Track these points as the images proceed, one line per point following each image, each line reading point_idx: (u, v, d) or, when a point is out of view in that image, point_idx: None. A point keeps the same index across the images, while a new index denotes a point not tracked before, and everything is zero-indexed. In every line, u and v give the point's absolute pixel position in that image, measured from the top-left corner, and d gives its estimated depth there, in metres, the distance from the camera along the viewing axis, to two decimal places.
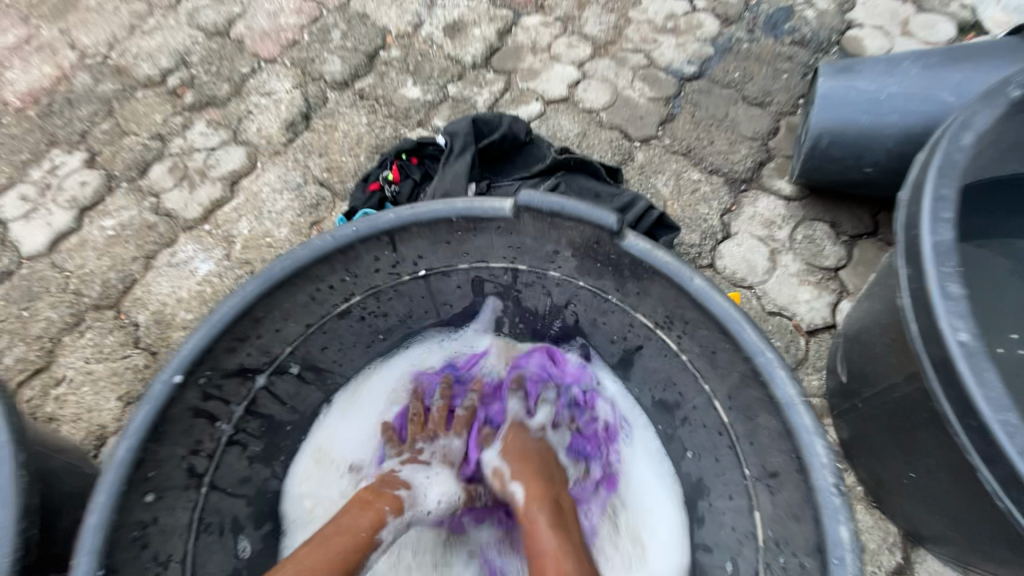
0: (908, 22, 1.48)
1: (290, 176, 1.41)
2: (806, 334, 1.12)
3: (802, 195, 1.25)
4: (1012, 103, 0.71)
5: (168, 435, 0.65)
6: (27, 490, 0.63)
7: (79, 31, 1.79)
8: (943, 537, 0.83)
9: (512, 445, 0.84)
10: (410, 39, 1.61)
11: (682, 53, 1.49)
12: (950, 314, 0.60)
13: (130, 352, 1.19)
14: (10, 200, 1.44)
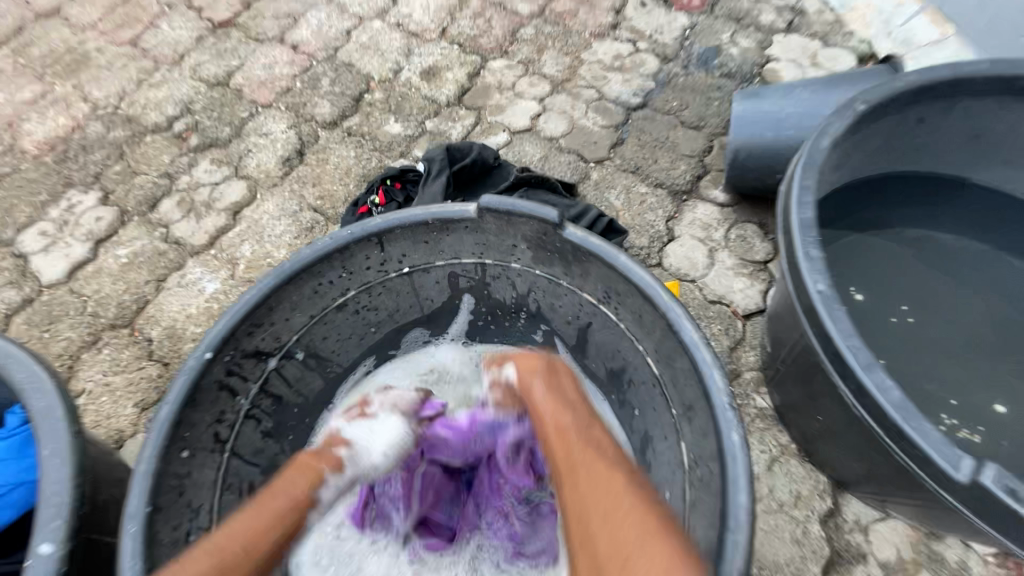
0: (816, 55, 1.73)
1: (287, 204, 1.58)
2: (742, 318, 1.29)
3: (734, 201, 1.45)
4: (857, 115, 0.92)
5: (199, 401, 0.79)
6: (83, 453, 0.74)
7: (91, 86, 1.99)
8: (857, 473, 0.99)
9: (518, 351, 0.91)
10: (391, 83, 1.83)
11: (628, 87, 1.72)
12: (811, 269, 0.78)
13: (145, 364, 1.32)
14: (31, 236, 1.58)
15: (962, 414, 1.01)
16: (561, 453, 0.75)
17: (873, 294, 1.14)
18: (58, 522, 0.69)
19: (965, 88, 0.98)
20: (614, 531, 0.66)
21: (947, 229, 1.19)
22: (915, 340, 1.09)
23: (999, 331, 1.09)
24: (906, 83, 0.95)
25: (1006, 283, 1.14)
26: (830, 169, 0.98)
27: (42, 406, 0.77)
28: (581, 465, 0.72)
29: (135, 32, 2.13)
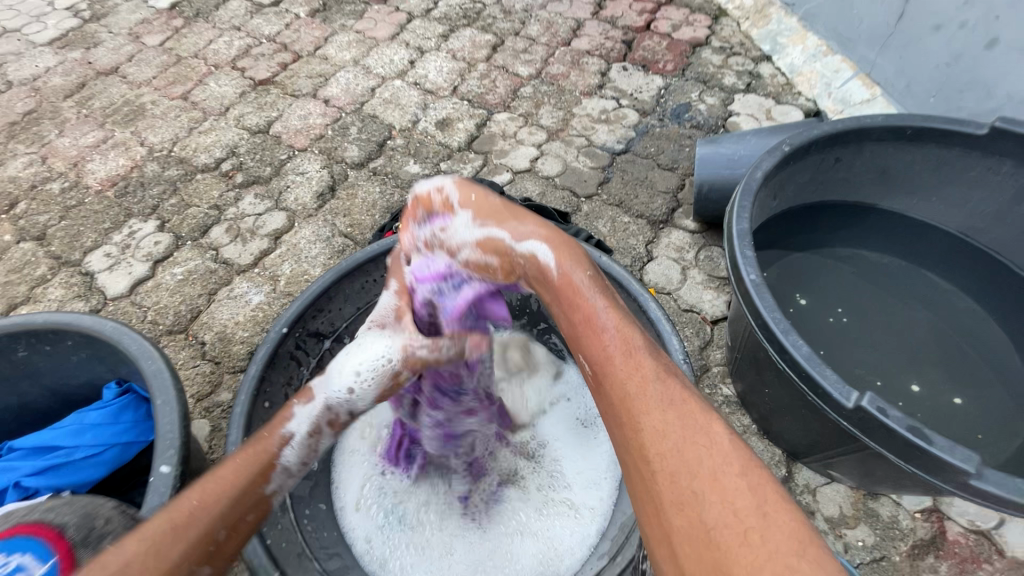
0: (770, 111, 2.07)
1: (321, 231, 1.84)
2: (711, 323, 1.53)
3: (702, 228, 1.73)
4: (784, 154, 1.20)
5: (276, 364, 1.01)
6: (186, 403, 0.96)
7: (147, 132, 2.28)
8: (803, 442, 1.20)
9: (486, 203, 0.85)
10: (410, 131, 2.13)
11: (612, 136, 2.03)
12: (746, 264, 1.04)
13: (199, 362, 1.53)
14: (97, 257, 1.82)
15: (885, 392, 1.24)
16: (626, 388, 0.68)
17: (814, 298, 1.40)
18: (172, 451, 0.90)
19: (870, 136, 1.27)
20: (726, 494, 0.58)
21: (874, 248, 1.45)
22: (848, 335, 1.33)
23: (916, 328, 1.35)
24: (823, 131, 1.23)
25: (922, 292, 1.41)
26: (765, 197, 1.26)
27: (153, 369, 1.00)
28: (656, 404, 0.66)
29: (186, 87, 2.45)
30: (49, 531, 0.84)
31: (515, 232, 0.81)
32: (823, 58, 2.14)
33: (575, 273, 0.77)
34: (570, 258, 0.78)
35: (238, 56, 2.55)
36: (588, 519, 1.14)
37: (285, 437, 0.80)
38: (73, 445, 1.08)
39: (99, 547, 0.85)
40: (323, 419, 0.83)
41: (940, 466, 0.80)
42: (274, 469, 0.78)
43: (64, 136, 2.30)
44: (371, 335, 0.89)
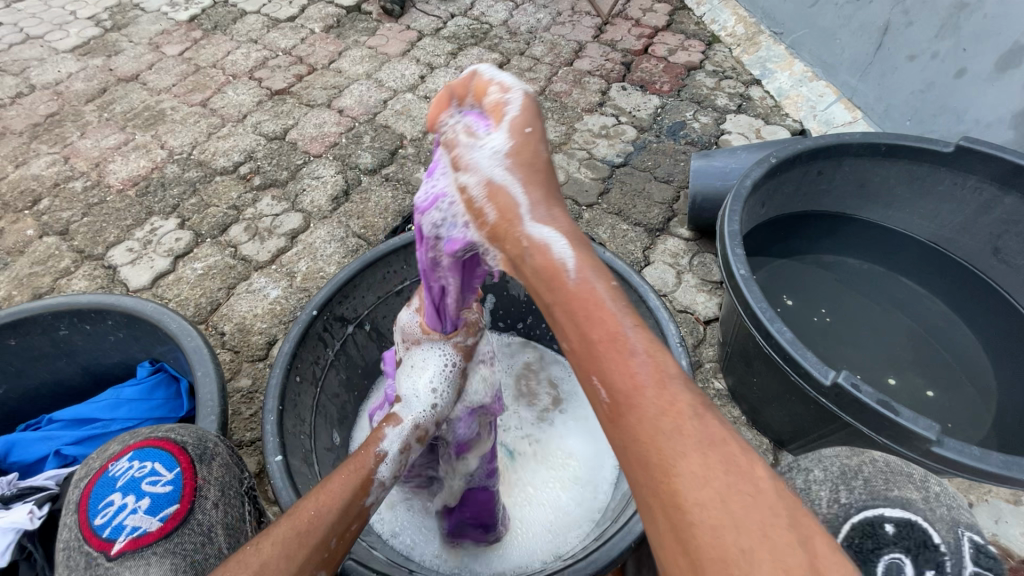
0: (760, 130, 2.21)
1: (336, 232, 1.94)
2: (704, 323, 1.64)
3: (696, 237, 1.85)
4: (771, 165, 1.32)
5: (306, 343, 1.10)
6: (224, 376, 1.05)
7: (168, 136, 2.38)
8: (789, 429, 1.30)
9: (529, 152, 0.66)
10: (421, 141, 2.25)
11: (612, 150, 2.16)
12: (737, 262, 1.14)
13: (219, 351, 1.61)
14: (119, 252, 1.90)
15: None
16: (658, 424, 0.51)
17: (799, 300, 1.51)
18: (213, 417, 0.98)
19: (848, 151, 1.40)
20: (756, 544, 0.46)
21: (855, 256, 1.57)
22: (830, 334, 1.44)
23: (893, 329, 1.46)
24: (805, 146, 1.36)
25: (898, 296, 1.53)
26: (754, 204, 1.38)
27: (192, 345, 1.08)
28: (694, 447, 0.50)
29: (205, 95, 2.56)
30: (174, 445, 0.88)
31: (538, 206, 0.64)
32: (809, 83, 2.29)
33: (599, 279, 0.59)
34: (595, 263, 0.60)
35: (255, 67, 2.67)
36: (590, 492, 1.26)
37: (379, 455, 0.78)
38: (110, 418, 1.16)
39: (212, 467, 0.89)
40: (414, 436, 0.85)
41: (906, 436, 0.90)
42: (373, 484, 0.76)
43: (87, 138, 2.39)
44: (417, 356, 0.94)
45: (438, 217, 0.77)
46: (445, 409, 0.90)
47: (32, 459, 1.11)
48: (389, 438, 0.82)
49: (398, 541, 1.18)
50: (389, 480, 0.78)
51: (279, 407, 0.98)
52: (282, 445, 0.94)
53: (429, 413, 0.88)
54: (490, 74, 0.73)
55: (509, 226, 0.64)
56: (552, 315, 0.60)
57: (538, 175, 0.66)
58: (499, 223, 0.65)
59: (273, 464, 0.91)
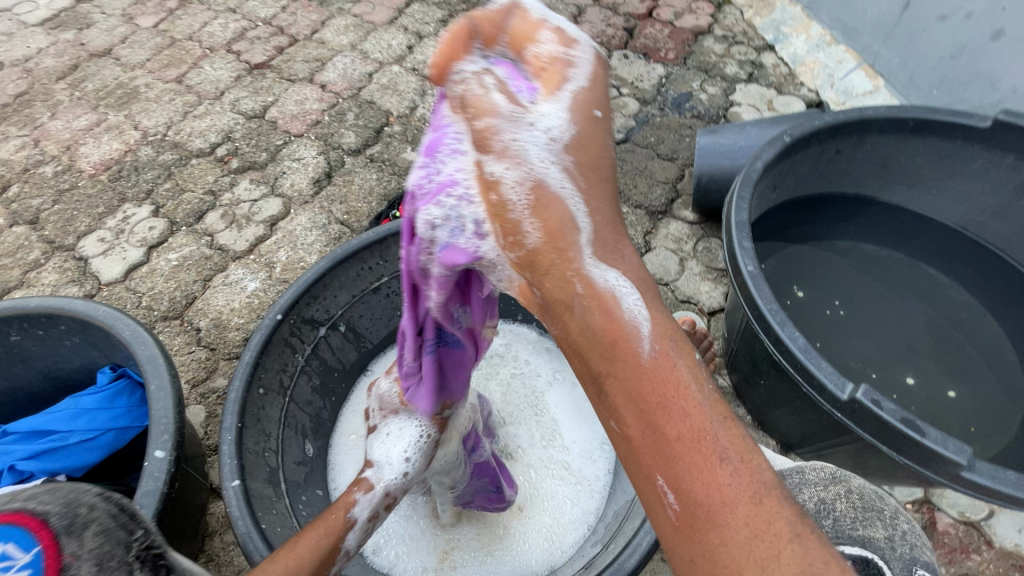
0: (772, 101, 2.05)
1: (318, 218, 1.83)
2: (707, 314, 1.55)
3: (701, 220, 1.73)
4: (785, 144, 1.19)
5: (271, 350, 1.01)
6: (180, 388, 0.96)
7: (142, 116, 2.23)
8: (798, 434, 1.20)
9: (597, 157, 0.59)
10: (408, 118, 2.11)
11: (612, 125, 2.01)
12: (744, 256, 1.03)
13: (194, 349, 1.53)
14: (90, 242, 1.81)
15: (880, 384, 1.24)
16: (753, 545, 0.48)
17: (812, 291, 1.39)
18: (166, 436, 0.90)
19: (871, 127, 1.26)
20: None
21: (875, 241, 1.45)
22: (845, 328, 1.33)
23: (914, 323, 1.35)
24: (823, 122, 1.22)
25: (919, 285, 1.41)
26: (765, 188, 1.25)
27: (146, 354, 0.99)
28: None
29: (180, 71, 2.39)
30: (29, 519, 0.42)
31: (606, 249, 0.55)
32: (827, 48, 2.12)
33: (674, 352, 0.53)
34: (668, 329, 0.53)
35: (233, 39, 2.50)
36: (586, 491, 1.17)
37: (349, 521, 0.81)
38: (67, 430, 1.08)
39: (90, 535, 0.43)
40: (382, 504, 0.87)
41: (933, 456, 0.81)
42: (339, 552, 0.79)
43: (57, 119, 2.25)
44: (395, 425, 0.92)
45: (439, 214, 0.67)
46: (416, 476, 0.92)
47: None
48: (361, 507, 0.84)
49: (380, 558, 1.09)
50: (353, 548, 0.82)
51: (238, 425, 0.90)
52: (240, 467, 0.86)
53: (400, 480, 0.90)
54: (538, 14, 0.63)
55: (561, 258, 0.54)
56: (617, 386, 0.52)
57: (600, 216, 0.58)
58: (547, 250, 0.55)
59: (229, 490, 0.84)
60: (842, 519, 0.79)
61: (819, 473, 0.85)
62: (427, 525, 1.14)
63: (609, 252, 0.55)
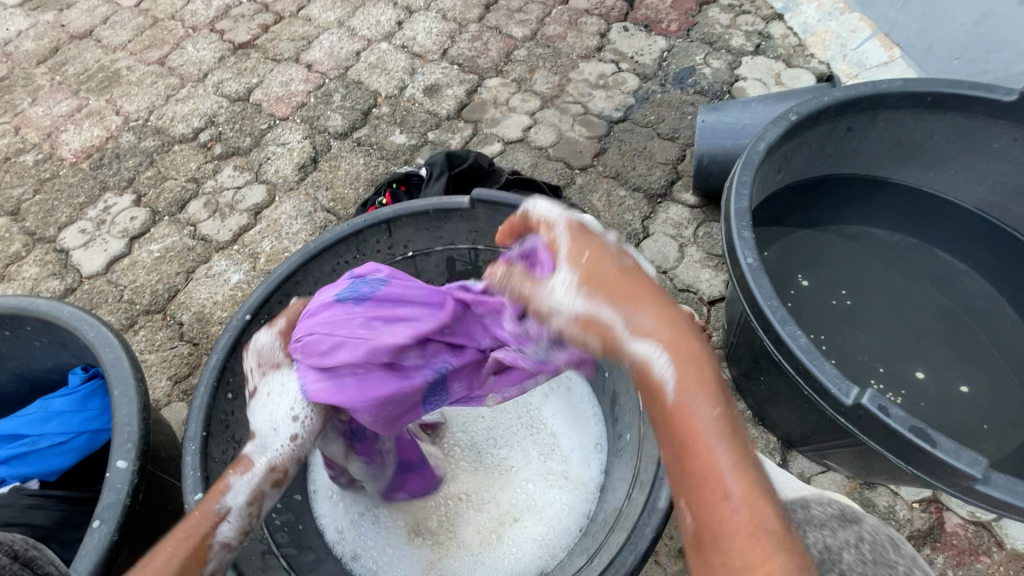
0: (780, 75, 1.93)
1: (303, 206, 1.76)
2: (707, 304, 1.49)
3: (703, 203, 1.64)
4: (790, 124, 1.10)
5: (241, 353, 0.96)
6: (145, 393, 0.92)
7: (122, 100, 2.13)
8: (799, 432, 1.14)
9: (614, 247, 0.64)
10: (397, 98, 2.02)
11: (611, 103, 1.91)
12: (743, 248, 0.96)
13: (177, 343, 1.51)
14: (72, 233, 1.77)
15: (888, 379, 1.18)
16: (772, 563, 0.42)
17: (817, 279, 1.32)
18: (129, 445, 0.86)
19: (885, 103, 1.16)
20: None
21: (886, 225, 1.36)
22: (852, 319, 1.26)
23: (926, 312, 1.27)
24: (833, 98, 1.13)
25: (932, 272, 1.33)
26: (768, 171, 1.16)
27: (111, 357, 0.95)
28: None
29: (162, 52, 2.27)
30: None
31: (630, 316, 0.52)
32: (839, 17, 1.99)
33: (699, 405, 0.47)
34: (698, 382, 0.48)
35: (216, 17, 2.38)
36: (580, 496, 1.09)
37: (220, 512, 0.70)
38: (38, 434, 1.04)
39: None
40: (268, 480, 0.74)
41: (943, 468, 0.77)
42: (211, 550, 0.67)
43: (38, 105, 2.15)
44: (274, 381, 0.80)
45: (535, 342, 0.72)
46: (311, 441, 0.79)
47: None
48: (236, 493, 0.72)
49: (359, 566, 1.07)
50: (236, 538, 0.70)
51: (202, 433, 0.87)
52: (203, 479, 0.83)
53: (289, 447, 0.77)
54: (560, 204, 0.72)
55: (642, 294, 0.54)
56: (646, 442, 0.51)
57: (631, 278, 0.55)
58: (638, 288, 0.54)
59: (192, 503, 0.81)
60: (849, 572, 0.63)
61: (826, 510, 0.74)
62: (413, 534, 1.10)
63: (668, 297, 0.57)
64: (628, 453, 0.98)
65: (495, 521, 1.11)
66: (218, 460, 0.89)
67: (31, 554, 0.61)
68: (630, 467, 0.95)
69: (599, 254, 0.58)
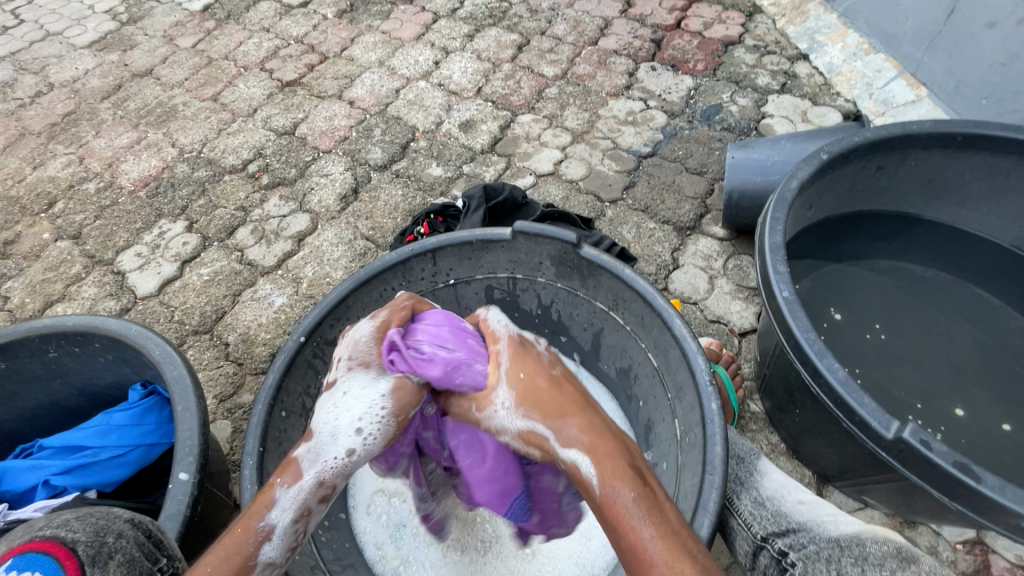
0: (806, 112, 1.98)
1: (344, 234, 1.85)
2: (738, 335, 1.50)
3: (732, 236, 1.68)
4: (822, 162, 1.14)
5: (293, 373, 1.02)
6: (205, 410, 0.98)
7: (179, 133, 2.28)
8: (836, 467, 1.14)
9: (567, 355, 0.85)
10: (434, 133, 2.12)
11: (639, 138, 1.98)
12: (779, 281, 0.98)
13: (222, 363, 1.59)
14: (129, 257, 1.88)
15: (926, 415, 1.17)
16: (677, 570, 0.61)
17: (850, 313, 1.32)
18: (191, 458, 0.92)
19: (915, 143, 1.20)
20: None
21: (918, 261, 1.37)
22: (886, 353, 1.26)
23: (964, 350, 1.26)
24: (864, 138, 1.16)
25: (967, 307, 1.32)
26: (800, 207, 1.20)
27: (174, 374, 1.01)
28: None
29: (216, 89, 2.43)
30: (61, 547, 0.69)
31: (558, 432, 0.71)
32: (865, 57, 2.05)
33: (620, 492, 0.66)
34: (613, 474, 0.67)
35: (267, 57, 2.54)
36: None
37: (264, 530, 0.71)
38: (99, 446, 1.10)
39: (109, 567, 0.70)
40: (315, 495, 0.75)
41: (988, 505, 0.77)
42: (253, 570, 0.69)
43: (101, 137, 2.30)
44: (354, 385, 0.83)
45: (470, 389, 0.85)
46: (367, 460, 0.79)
47: (21, 489, 1.08)
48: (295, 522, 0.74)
49: None
50: (278, 559, 0.71)
51: (259, 449, 0.92)
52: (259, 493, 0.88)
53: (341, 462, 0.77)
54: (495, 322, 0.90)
55: (553, 386, 0.76)
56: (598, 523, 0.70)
57: (561, 397, 0.74)
58: (547, 382, 0.76)
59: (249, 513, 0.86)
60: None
61: (882, 548, 0.78)
62: (450, 548, 1.12)
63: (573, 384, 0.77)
64: (664, 482, 0.99)
65: (530, 533, 1.12)
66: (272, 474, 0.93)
67: (158, 537, 0.80)
68: (668, 487, 0.96)
69: (531, 371, 0.77)
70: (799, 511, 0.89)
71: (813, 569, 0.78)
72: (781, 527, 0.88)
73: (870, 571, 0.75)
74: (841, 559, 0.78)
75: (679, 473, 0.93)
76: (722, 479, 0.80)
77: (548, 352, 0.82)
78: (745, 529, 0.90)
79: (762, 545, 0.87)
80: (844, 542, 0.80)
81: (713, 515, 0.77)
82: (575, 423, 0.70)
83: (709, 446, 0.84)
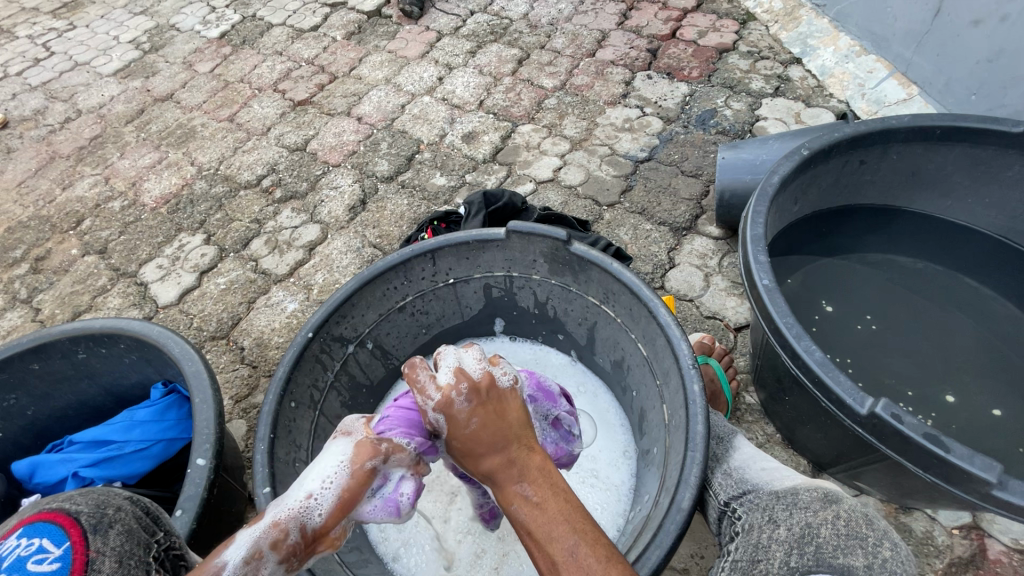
0: (800, 114, 2.02)
1: (352, 242, 1.93)
2: (733, 330, 1.54)
3: (726, 236, 1.72)
4: (802, 158, 1.18)
5: (302, 366, 1.09)
6: (220, 405, 1.06)
7: (198, 152, 2.40)
8: (828, 453, 1.16)
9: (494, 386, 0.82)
10: (438, 145, 2.20)
11: (636, 144, 2.04)
12: (759, 269, 1.03)
13: (238, 366, 1.67)
14: (151, 269, 1.99)
15: (917, 402, 1.19)
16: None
17: (839, 303, 1.36)
18: (207, 446, 1.02)
19: (895, 137, 1.23)
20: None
21: (906, 252, 1.41)
22: (876, 342, 1.28)
23: (955, 338, 1.28)
24: (844, 134, 1.20)
25: (958, 296, 1.35)
26: (785, 202, 1.24)
27: (193, 369, 1.10)
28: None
29: (232, 110, 2.56)
30: (64, 516, 0.65)
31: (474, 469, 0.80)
32: (856, 59, 2.09)
33: (513, 515, 0.75)
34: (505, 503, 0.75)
35: (279, 79, 2.67)
36: (613, 497, 1.13)
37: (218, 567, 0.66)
38: (123, 440, 1.18)
39: (110, 535, 0.65)
40: (276, 535, 0.70)
41: (958, 474, 0.81)
42: None
43: (125, 158, 2.43)
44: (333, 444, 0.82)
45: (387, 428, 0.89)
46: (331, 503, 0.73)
47: (53, 481, 1.16)
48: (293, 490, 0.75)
49: (399, 565, 1.11)
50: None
51: (270, 436, 0.98)
52: (271, 476, 0.94)
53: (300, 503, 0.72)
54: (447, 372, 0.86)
55: (464, 431, 0.79)
56: None
57: (478, 440, 0.78)
58: (454, 430, 0.80)
59: (261, 496, 0.92)
60: (825, 546, 0.74)
61: (810, 493, 0.82)
62: (451, 534, 1.14)
63: (477, 423, 0.79)
64: (654, 465, 1.03)
65: None
66: (282, 458, 1.00)
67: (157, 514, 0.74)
68: (658, 471, 1.00)
69: (451, 425, 0.80)
70: (762, 477, 0.91)
71: (752, 519, 0.83)
72: (740, 490, 0.90)
73: (799, 514, 0.80)
74: (775, 507, 0.83)
75: (666, 455, 0.97)
76: (703, 455, 0.84)
77: (465, 390, 0.80)
78: (712, 497, 0.93)
79: (724, 510, 0.90)
80: (781, 493, 0.84)
81: (693, 488, 0.81)
82: (475, 463, 0.78)
83: (692, 426, 0.88)
